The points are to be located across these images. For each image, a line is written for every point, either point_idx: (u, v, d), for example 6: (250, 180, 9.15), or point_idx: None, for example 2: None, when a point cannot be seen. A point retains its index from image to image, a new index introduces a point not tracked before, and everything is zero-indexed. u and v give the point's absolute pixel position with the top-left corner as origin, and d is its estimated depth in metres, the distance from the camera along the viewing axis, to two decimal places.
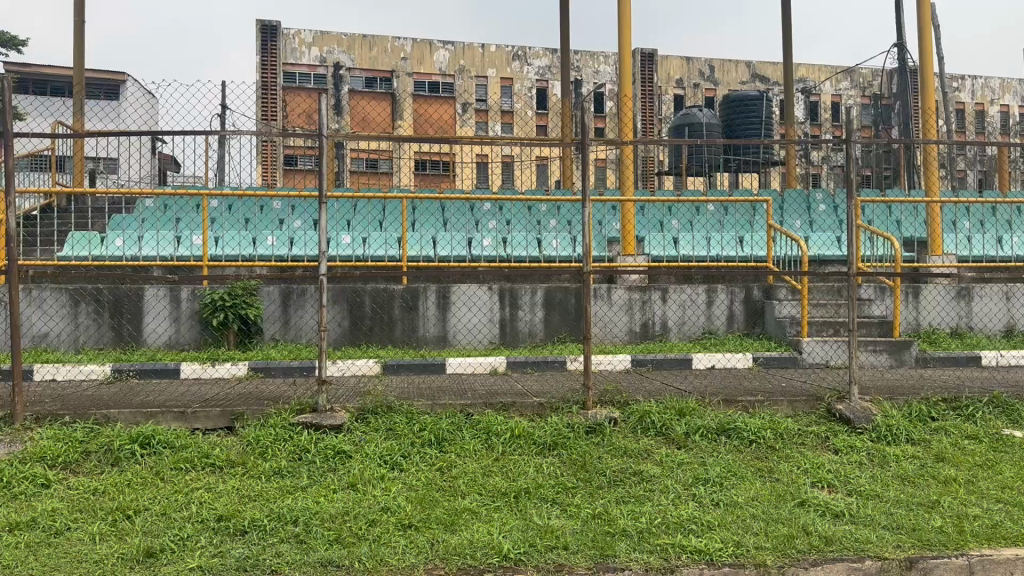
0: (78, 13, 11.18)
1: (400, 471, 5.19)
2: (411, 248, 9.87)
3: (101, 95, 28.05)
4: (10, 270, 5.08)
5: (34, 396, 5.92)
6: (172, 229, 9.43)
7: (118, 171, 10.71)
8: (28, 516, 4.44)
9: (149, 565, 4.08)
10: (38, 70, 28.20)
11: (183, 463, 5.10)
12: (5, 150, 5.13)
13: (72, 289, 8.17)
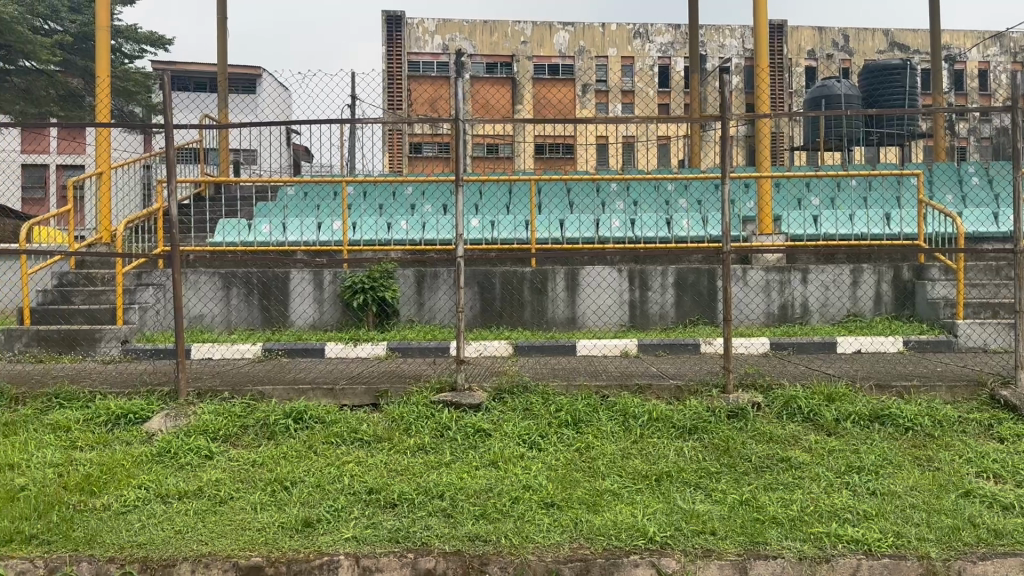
0: (219, 12, 11.75)
1: (538, 451, 5.18)
2: (539, 231, 9.90)
3: (239, 90, 29.51)
4: (171, 255, 5.35)
5: (195, 372, 6.28)
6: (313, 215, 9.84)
7: (260, 162, 11.23)
8: (196, 485, 4.71)
9: (307, 534, 4.24)
10: (183, 68, 29.95)
11: (334, 438, 5.30)
12: (167, 141, 5.40)
13: (222, 274, 8.62)
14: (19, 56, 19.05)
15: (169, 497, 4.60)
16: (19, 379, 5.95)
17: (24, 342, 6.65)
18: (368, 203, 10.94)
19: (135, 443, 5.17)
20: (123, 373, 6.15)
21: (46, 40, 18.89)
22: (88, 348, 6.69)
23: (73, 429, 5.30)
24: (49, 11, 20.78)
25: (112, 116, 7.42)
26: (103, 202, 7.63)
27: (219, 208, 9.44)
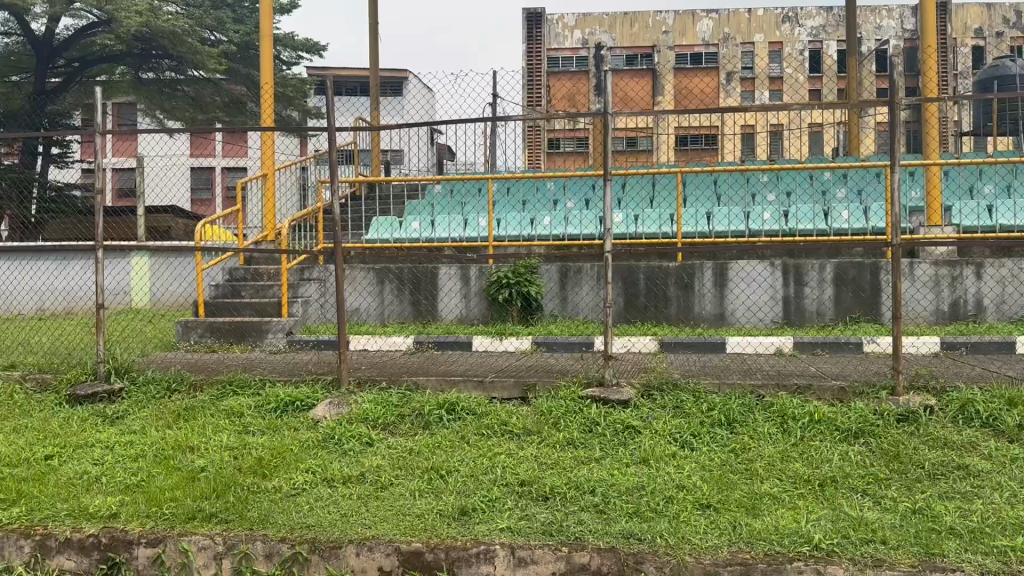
0: (369, 18, 12.23)
1: (692, 450, 5.08)
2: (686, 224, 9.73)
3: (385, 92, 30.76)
4: (335, 253, 5.68)
5: (355, 363, 6.57)
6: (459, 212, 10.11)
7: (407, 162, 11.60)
8: (358, 471, 4.92)
9: (464, 522, 4.34)
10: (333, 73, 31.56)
11: (485, 429, 5.41)
12: (331, 145, 5.66)
13: (376, 270, 8.96)
14: (189, 67, 19.60)
15: (333, 482, 4.83)
16: (197, 367, 6.41)
17: (198, 333, 7.16)
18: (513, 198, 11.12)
19: (301, 430, 5.45)
20: (291, 362, 6.52)
21: (213, 49, 19.01)
22: (256, 338, 7.11)
23: (245, 414, 5.67)
24: (217, 23, 20.17)
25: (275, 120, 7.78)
26: (267, 201, 8.04)
27: (371, 206, 9.84)
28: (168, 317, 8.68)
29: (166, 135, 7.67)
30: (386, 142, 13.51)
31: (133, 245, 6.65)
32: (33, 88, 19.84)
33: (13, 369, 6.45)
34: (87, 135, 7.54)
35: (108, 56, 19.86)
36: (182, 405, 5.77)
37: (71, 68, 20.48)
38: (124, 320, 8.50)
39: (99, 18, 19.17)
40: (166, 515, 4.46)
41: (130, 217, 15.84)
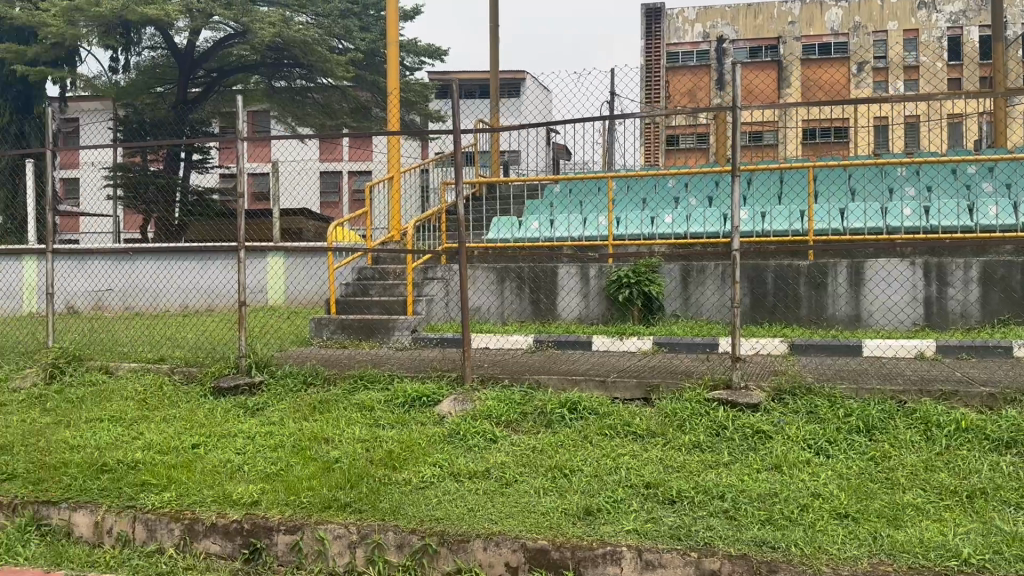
0: (490, 20, 12.39)
1: (826, 457, 4.90)
2: (817, 221, 9.45)
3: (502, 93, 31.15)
4: (460, 253, 5.81)
5: (478, 360, 6.69)
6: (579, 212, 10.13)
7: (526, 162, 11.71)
8: (484, 467, 5.00)
9: (589, 522, 4.34)
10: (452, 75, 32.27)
11: (608, 430, 5.39)
12: (455, 146, 5.79)
13: (496, 269, 9.07)
14: (318, 75, 20.41)
15: (460, 476, 4.93)
16: (330, 362, 6.68)
17: (331, 330, 7.47)
18: (631, 196, 11.06)
19: (428, 425, 5.60)
20: (417, 359, 6.71)
21: (341, 57, 19.61)
22: (384, 335, 7.34)
23: (375, 408, 5.87)
24: (344, 33, 20.70)
25: (400, 124, 7.95)
26: (392, 204, 8.24)
27: (492, 206, 10.01)
28: (300, 315, 9.10)
29: (297, 141, 8.01)
30: (506, 141, 13.66)
31: (269, 245, 6.99)
32: (176, 98, 21.16)
33: (163, 362, 6.92)
34: (228, 141, 7.92)
35: (243, 66, 20.92)
36: (317, 398, 6.04)
37: (210, 78, 21.57)
38: (259, 316, 8.96)
39: (235, 30, 20.13)
40: (302, 504, 4.66)
41: (264, 220, 16.62)
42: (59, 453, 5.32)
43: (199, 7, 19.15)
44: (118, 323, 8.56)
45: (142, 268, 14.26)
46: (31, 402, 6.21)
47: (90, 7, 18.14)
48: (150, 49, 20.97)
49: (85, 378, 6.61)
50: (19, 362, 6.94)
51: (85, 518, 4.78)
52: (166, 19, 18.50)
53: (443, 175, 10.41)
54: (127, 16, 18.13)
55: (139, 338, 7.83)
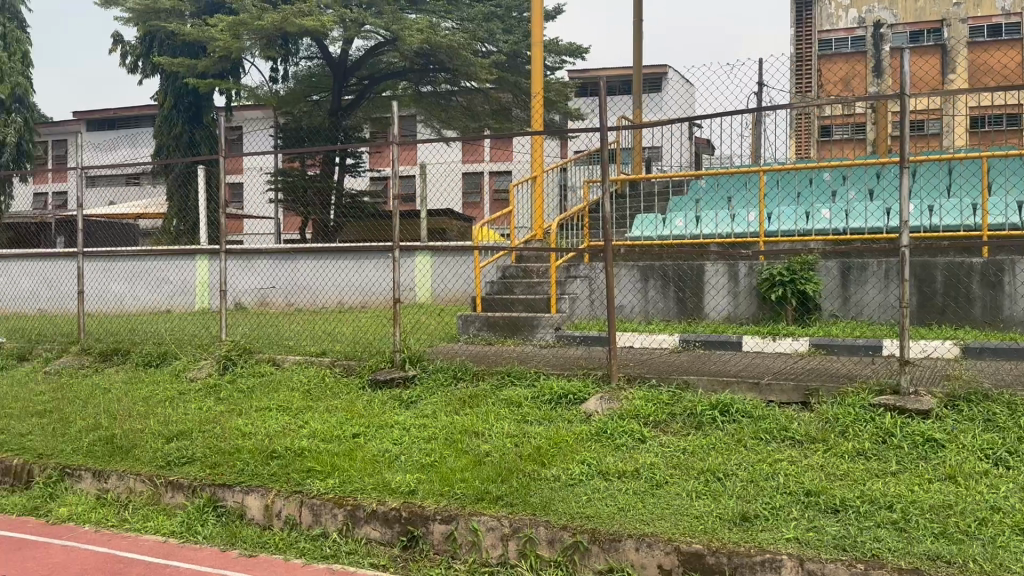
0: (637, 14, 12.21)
1: (1007, 469, 4.52)
2: (992, 216, 8.78)
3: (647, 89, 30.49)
4: (606, 251, 5.81)
5: (625, 359, 6.64)
6: (727, 208, 9.89)
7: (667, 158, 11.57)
8: (634, 466, 4.95)
9: (746, 528, 4.19)
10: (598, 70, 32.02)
11: (763, 434, 5.21)
12: (602, 144, 5.77)
13: (640, 267, 9.05)
14: (463, 79, 20.45)
15: (609, 475, 4.90)
16: (478, 358, 6.82)
17: (477, 326, 7.61)
18: (783, 191, 10.69)
19: (575, 422, 5.62)
20: (563, 356, 6.74)
21: (485, 60, 19.62)
22: (527, 333, 7.44)
23: (524, 404, 5.95)
24: (488, 35, 20.34)
25: (543, 124, 8.00)
26: (535, 203, 8.32)
27: (637, 203, 9.96)
28: (449, 311, 9.35)
29: (442, 143, 8.17)
30: (650, 137, 13.48)
31: (419, 245, 7.24)
32: (331, 106, 22.01)
33: (325, 355, 7.28)
34: (382, 146, 8.19)
35: (392, 72, 21.46)
36: (468, 392, 6.19)
37: (362, 85, 22.15)
38: (410, 312, 9.30)
39: (386, 37, 20.19)
40: (456, 495, 4.77)
41: (412, 220, 17.07)
42: (232, 440, 5.70)
43: (352, 16, 19.45)
44: (281, 318, 9.09)
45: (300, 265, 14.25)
46: (208, 391, 6.70)
47: (253, 21, 18.76)
48: (306, 59, 22.09)
49: (254, 369, 7.05)
50: (195, 354, 7.47)
51: (257, 501, 5.09)
52: (319, 32, 19.00)
53: (584, 172, 10.43)
54: (287, 28, 18.77)
55: (301, 331, 8.31)
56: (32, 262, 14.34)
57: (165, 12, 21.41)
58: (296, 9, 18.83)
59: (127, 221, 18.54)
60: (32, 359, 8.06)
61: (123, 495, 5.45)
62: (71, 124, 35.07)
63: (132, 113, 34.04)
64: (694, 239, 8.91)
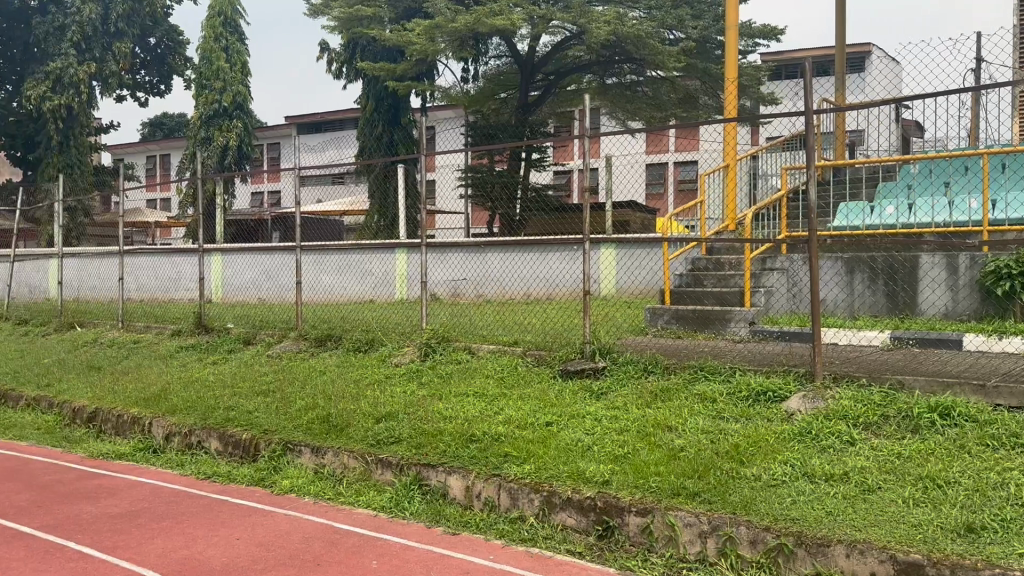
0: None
1: None
2: None
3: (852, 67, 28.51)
4: (810, 240, 5.53)
5: (830, 356, 6.33)
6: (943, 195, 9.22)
7: (873, 143, 10.92)
8: (841, 469, 4.68)
9: (971, 540, 3.84)
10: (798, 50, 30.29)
11: (990, 441, 4.76)
12: (808, 132, 5.52)
13: (845, 259, 8.71)
14: (649, 69, 20.14)
15: (815, 478, 4.66)
16: (671, 351, 6.72)
17: (665, 319, 7.54)
18: (1010, 176, 9.77)
19: (776, 421, 5.41)
20: (759, 352, 6.50)
21: (673, 48, 19.05)
22: (719, 326, 7.28)
23: (717, 400, 5.80)
24: (676, 22, 19.72)
25: (737, 111, 7.74)
26: (729, 191, 8.14)
27: (842, 191, 9.48)
28: (638, 304, 9.28)
29: (626, 135, 8.01)
30: (854, 119, 12.71)
31: (610, 238, 7.26)
32: (518, 103, 22.24)
33: (518, 345, 7.47)
34: (571, 140, 8.17)
35: (580, 66, 21.36)
36: (660, 386, 6.14)
37: (548, 81, 22.26)
38: (597, 304, 9.37)
39: (573, 32, 20.02)
40: (653, 489, 4.71)
41: None
42: (434, 422, 6.01)
43: (540, 13, 19.35)
44: (477, 308, 9.45)
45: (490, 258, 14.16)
46: (410, 376, 7.09)
47: (447, 23, 19.17)
48: (495, 58, 21.96)
49: (452, 356, 7.37)
50: (399, 341, 7.93)
51: (458, 482, 5.31)
52: (509, 30, 19.15)
53: (778, 161, 10.05)
54: (480, 28, 18.99)
55: (493, 321, 8.60)
56: (256, 255, 15.42)
57: (367, 18, 22.40)
58: (488, 10, 18.99)
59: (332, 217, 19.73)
60: (256, 343, 8.84)
61: (336, 470, 5.89)
62: (282, 129, 38.11)
63: (336, 117, 36.50)
64: (905, 228, 8.35)
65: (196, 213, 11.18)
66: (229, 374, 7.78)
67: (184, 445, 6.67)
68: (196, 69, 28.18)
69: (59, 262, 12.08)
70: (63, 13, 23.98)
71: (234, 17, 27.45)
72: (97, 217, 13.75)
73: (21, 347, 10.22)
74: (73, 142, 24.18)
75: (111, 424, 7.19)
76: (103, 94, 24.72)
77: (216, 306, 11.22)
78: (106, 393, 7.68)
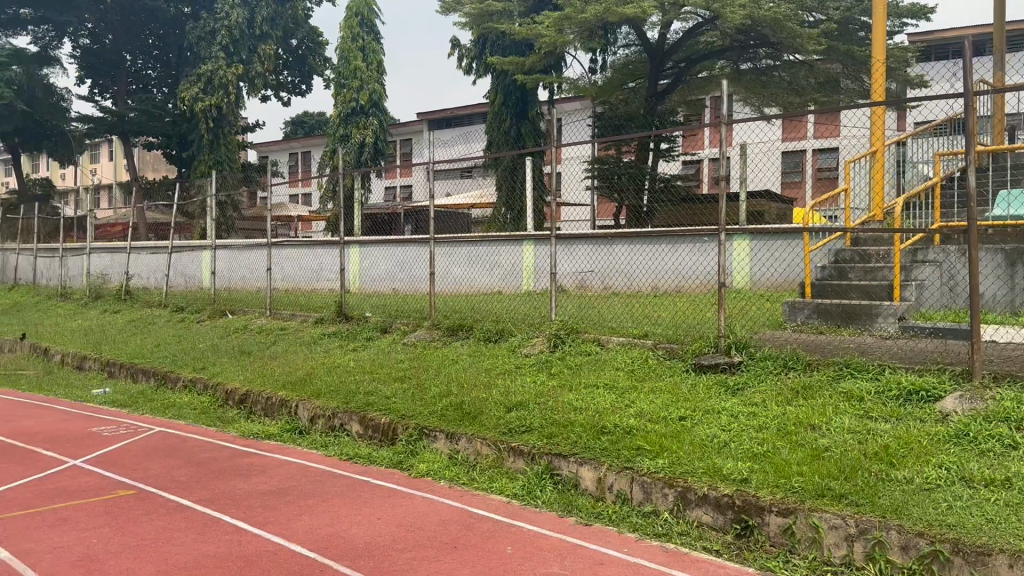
0: None
1: None
2: None
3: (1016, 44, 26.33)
4: (968, 230, 5.19)
5: (991, 354, 5.91)
6: None
7: None
8: (1004, 475, 4.36)
9: None
10: None
11: None
12: (968, 116, 5.18)
13: (1006, 251, 8.18)
14: (786, 52, 19.37)
15: (973, 483, 4.37)
16: (813, 347, 6.47)
17: (806, 313, 7.30)
18: None
19: (929, 422, 5.11)
20: (909, 349, 6.17)
21: (813, 30, 18.23)
22: (866, 322, 6.93)
23: (864, 399, 5.54)
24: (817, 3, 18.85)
25: (884, 93, 7.39)
26: (875, 178, 7.76)
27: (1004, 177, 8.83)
28: (776, 298, 8.98)
29: (761, 122, 7.68)
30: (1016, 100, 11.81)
31: (747, 230, 7.07)
32: (647, 92, 21.81)
33: (648, 338, 7.38)
34: (707, 127, 7.95)
35: (712, 52, 20.79)
36: (799, 383, 5.93)
37: (679, 69, 21.79)
38: (731, 297, 9.14)
39: (705, 18, 19.49)
40: (796, 489, 4.53)
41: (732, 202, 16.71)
42: (565, 413, 6.02)
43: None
44: (608, 300, 9.44)
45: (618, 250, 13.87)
46: (540, 367, 7.15)
47: (576, 13, 19.06)
48: (624, 48, 21.91)
49: (582, 347, 7.38)
50: (528, 331, 8.01)
51: (590, 473, 5.32)
52: (638, 18, 18.82)
53: (928, 147, 9.48)
54: (609, 17, 18.74)
55: (623, 313, 8.54)
56: (389, 247, 15.86)
57: (496, 13, 22.84)
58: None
59: (462, 210, 20.09)
60: (392, 331, 9.17)
61: (470, 456, 6.04)
62: (413, 125, 39.25)
63: (464, 112, 37.19)
64: None
65: (337, 205, 11.84)
66: (368, 360, 8.11)
67: (327, 427, 7.03)
68: (334, 69, 29.49)
69: (212, 253, 12.92)
70: (214, 18, 25.53)
71: (370, 17, 28.58)
72: (246, 210, 14.60)
73: (181, 332, 11.01)
74: (223, 141, 25.92)
75: (261, 406, 7.64)
76: (250, 94, 26.17)
77: (356, 296, 11.69)
78: (257, 375, 8.16)
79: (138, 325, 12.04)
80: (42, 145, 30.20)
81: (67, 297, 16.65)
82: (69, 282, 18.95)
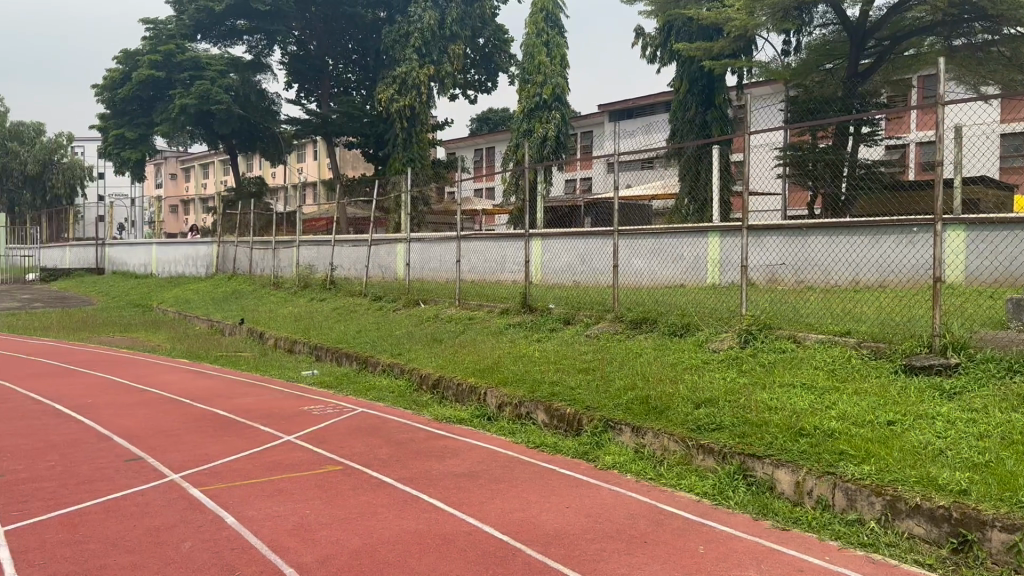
0: None
1: None
2: None
3: None
4: None
5: None
6: None
7: None
8: None
9: None
10: None
11: None
12: None
13: None
14: (1009, 24, 17.59)
15: None
16: None
17: None
18: None
19: None
20: None
21: None
22: None
23: None
24: None
25: None
26: None
27: None
28: (997, 296, 8.21)
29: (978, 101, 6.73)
30: None
31: (966, 219, 6.52)
32: (847, 73, 20.30)
33: (849, 335, 7.00)
34: (903, 110, 7.22)
35: (920, 28, 19.26)
36: None
37: (882, 47, 20.30)
38: (945, 294, 8.46)
39: None
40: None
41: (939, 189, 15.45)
42: (759, 412, 5.83)
43: None
44: (802, 294, 9.06)
45: (815, 242, 13.07)
46: (730, 363, 6.97)
47: None
48: (821, 28, 20.54)
49: (775, 345, 7.11)
50: (716, 326, 7.85)
51: (787, 476, 5.12)
52: None
53: None
54: None
55: (820, 309, 8.18)
56: (571, 240, 16.02)
57: None
58: None
59: (641, 202, 19.96)
60: (575, 323, 9.27)
61: (657, 451, 6.01)
62: (595, 117, 39.31)
63: (647, 102, 36.75)
64: None
65: (523, 198, 12.38)
66: (553, 351, 8.26)
67: (514, 415, 7.24)
68: (520, 65, 30.22)
69: (407, 245, 13.64)
70: (408, 22, 26.78)
71: (555, 11, 28.82)
72: (435, 204, 15.28)
73: (379, 319, 11.72)
74: (415, 140, 27.36)
75: (452, 391, 8.01)
76: (439, 93, 27.34)
77: (540, 287, 11.91)
78: (447, 362, 8.56)
79: (341, 313, 12.92)
80: (256, 145, 33.07)
81: (279, 286, 18.20)
82: (279, 272, 20.71)
